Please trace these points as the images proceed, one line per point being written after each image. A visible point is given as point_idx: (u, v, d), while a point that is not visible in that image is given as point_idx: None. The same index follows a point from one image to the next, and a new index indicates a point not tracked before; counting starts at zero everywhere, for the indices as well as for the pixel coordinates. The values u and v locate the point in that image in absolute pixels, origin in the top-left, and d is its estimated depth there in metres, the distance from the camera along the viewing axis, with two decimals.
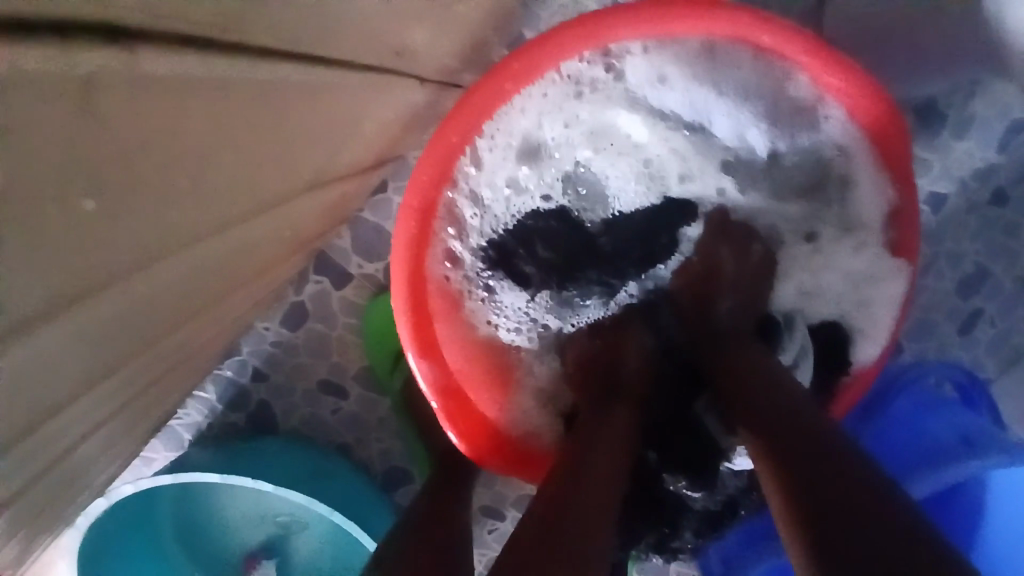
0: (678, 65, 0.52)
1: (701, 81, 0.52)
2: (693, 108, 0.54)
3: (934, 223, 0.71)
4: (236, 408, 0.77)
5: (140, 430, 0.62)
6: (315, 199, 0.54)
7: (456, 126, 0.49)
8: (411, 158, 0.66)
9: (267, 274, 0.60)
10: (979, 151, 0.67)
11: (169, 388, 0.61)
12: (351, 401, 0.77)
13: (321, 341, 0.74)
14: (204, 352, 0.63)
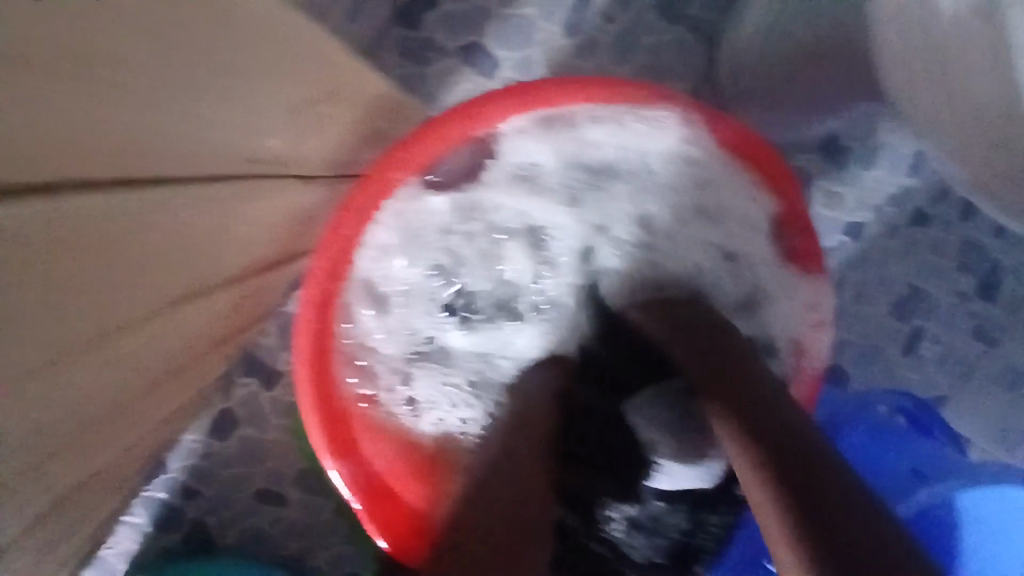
0: (540, 129, 0.54)
1: (566, 136, 0.55)
2: (550, 177, 0.57)
3: (858, 251, 0.72)
4: (168, 530, 0.71)
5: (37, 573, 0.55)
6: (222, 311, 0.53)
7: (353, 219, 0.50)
8: None
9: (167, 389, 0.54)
10: (887, 179, 0.71)
11: (70, 522, 0.55)
12: (292, 507, 0.71)
13: (255, 447, 0.69)
14: (123, 470, 0.59)
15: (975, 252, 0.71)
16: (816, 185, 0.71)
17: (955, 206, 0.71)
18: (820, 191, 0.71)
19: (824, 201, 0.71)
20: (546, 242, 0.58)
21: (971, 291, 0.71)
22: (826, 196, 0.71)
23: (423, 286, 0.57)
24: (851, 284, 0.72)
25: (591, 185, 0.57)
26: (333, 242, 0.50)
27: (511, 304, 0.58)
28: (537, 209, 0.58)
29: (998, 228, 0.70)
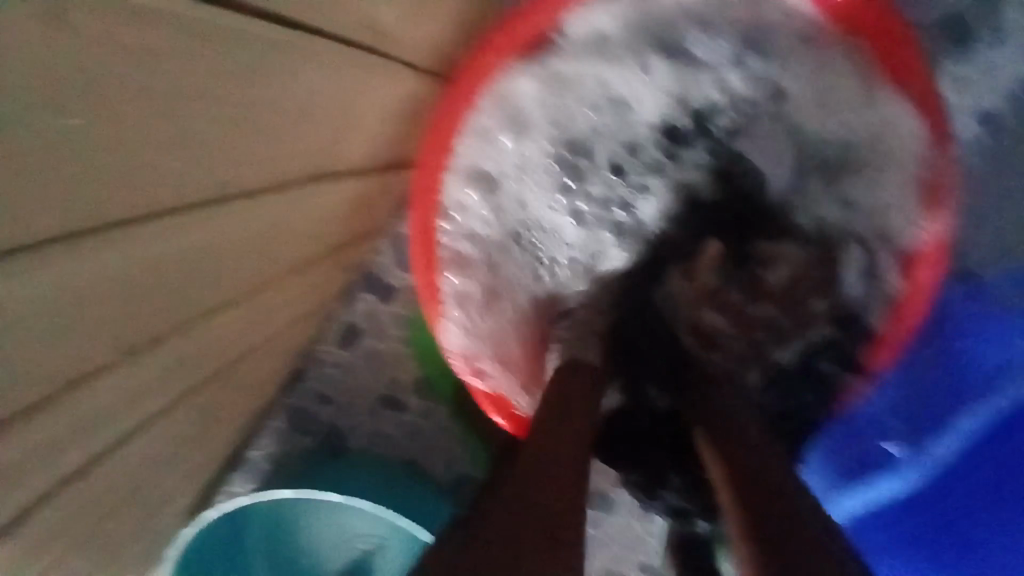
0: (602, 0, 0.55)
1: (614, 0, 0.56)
2: (622, 52, 0.57)
3: (999, 143, 0.64)
4: (306, 432, 0.81)
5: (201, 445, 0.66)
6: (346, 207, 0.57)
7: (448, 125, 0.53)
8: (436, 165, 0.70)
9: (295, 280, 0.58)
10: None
11: (223, 408, 0.64)
12: (410, 413, 0.79)
13: (375, 357, 0.77)
14: (264, 368, 0.68)
15: None
16: (942, 70, 0.65)
17: None
18: (946, 78, 0.65)
19: (950, 89, 0.65)
20: (627, 115, 0.60)
21: None
22: (952, 83, 0.65)
23: (534, 163, 0.60)
24: None
25: (659, 47, 0.57)
26: (438, 142, 0.53)
27: (600, 177, 0.61)
28: (621, 87, 0.59)
29: None
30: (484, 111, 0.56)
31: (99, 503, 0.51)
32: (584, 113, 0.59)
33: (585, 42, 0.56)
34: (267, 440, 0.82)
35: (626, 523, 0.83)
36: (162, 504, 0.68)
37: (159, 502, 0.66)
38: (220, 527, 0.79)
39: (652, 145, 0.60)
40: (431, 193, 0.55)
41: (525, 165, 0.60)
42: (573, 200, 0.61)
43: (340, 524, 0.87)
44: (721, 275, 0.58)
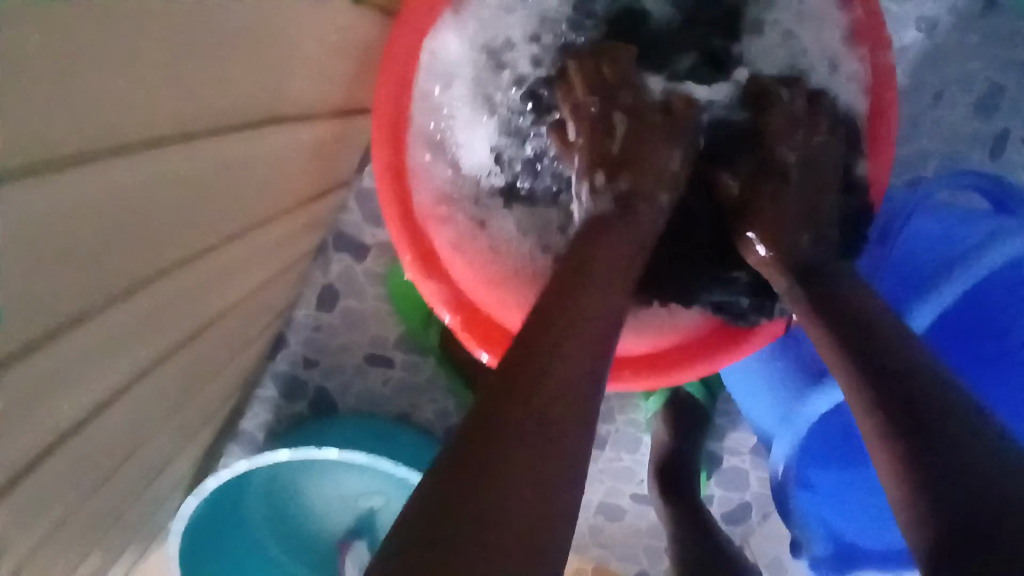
0: None
1: None
2: None
3: (936, 48, 0.68)
4: (295, 397, 0.82)
5: (193, 407, 0.62)
6: (307, 165, 0.55)
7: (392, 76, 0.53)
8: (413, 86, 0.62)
9: (252, 245, 0.53)
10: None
11: (213, 361, 0.60)
12: (399, 367, 0.79)
13: (356, 317, 0.77)
14: (250, 341, 0.68)
15: None
16: None
17: None
18: None
19: None
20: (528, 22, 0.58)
21: None
22: None
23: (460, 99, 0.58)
24: (929, 84, 0.69)
25: None
26: (392, 71, 0.53)
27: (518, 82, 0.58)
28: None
29: None
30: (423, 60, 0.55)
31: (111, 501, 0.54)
32: (513, 20, 0.57)
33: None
34: (257, 409, 0.82)
35: (614, 455, 0.86)
36: (162, 468, 0.65)
37: (165, 485, 0.68)
38: (221, 493, 0.80)
39: (558, 20, 0.58)
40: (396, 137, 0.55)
41: (451, 110, 0.58)
42: (500, 106, 0.58)
43: (337, 484, 0.88)
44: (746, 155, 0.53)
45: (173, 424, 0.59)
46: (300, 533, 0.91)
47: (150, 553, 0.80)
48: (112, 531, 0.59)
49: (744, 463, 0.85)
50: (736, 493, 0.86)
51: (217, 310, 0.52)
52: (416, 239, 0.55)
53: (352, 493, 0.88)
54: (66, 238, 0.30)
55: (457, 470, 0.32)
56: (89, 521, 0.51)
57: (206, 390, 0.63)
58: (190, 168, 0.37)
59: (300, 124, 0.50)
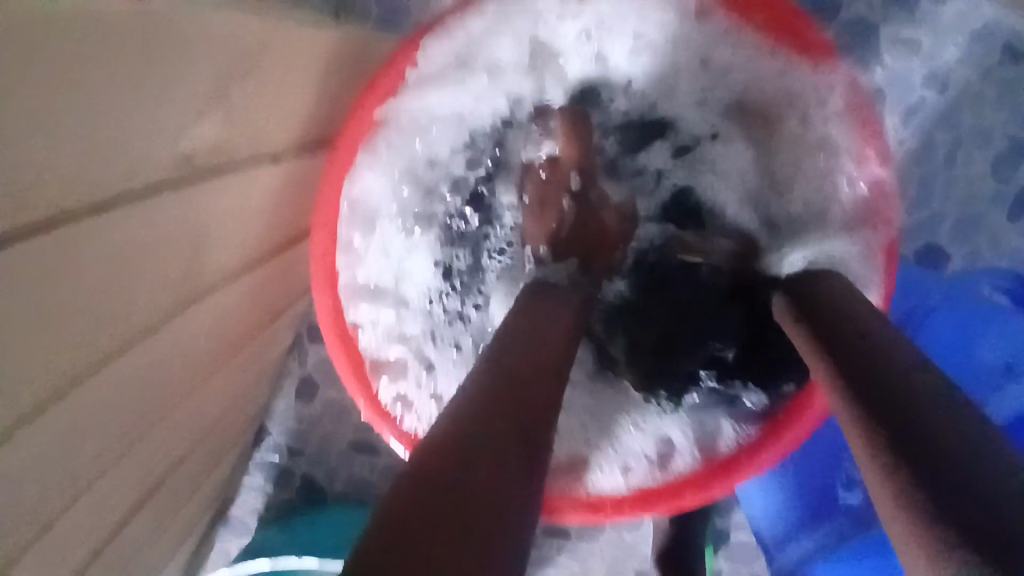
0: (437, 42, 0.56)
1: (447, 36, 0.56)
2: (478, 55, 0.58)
3: (942, 105, 0.63)
4: (283, 485, 0.79)
5: (170, 528, 0.60)
6: (260, 294, 0.54)
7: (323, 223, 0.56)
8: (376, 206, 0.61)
9: (200, 394, 0.50)
10: (955, 34, 0.62)
11: (184, 485, 0.58)
12: (386, 452, 0.77)
13: (339, 405, 0.74)
14: (227, 442, 0.66)
15: None
16: (881, 33, 0.63)
17: None
18: (886, 41, 0.63)
19: (890, 51, 0.63)
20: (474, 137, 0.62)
21: None
22: (892, 45, 0.63)
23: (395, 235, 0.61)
24: (937, 145, 0.64)
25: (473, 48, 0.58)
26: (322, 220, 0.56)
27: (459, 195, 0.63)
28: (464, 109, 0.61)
29: None
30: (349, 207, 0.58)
31: None
32: (440, 152, 0.62)
33: (440, 71, 0.58)
34: (245, 498, 0.80)
35: (616, 531, 0.82)
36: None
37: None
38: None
39: (485, 140, 0.62)
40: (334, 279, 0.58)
41: (386, 248, 0.61)
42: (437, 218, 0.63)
43: None
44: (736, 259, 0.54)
45: (147, 552, 0.57)
46: None
47: None
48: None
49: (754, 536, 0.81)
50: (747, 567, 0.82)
51: (169, 454, 0.50)
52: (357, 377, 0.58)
53: None
54: None
55: (395, 521, 0.28)
56: None
57: (181, 507, 0.61)
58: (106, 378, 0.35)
59: (238, 277, 0.49)
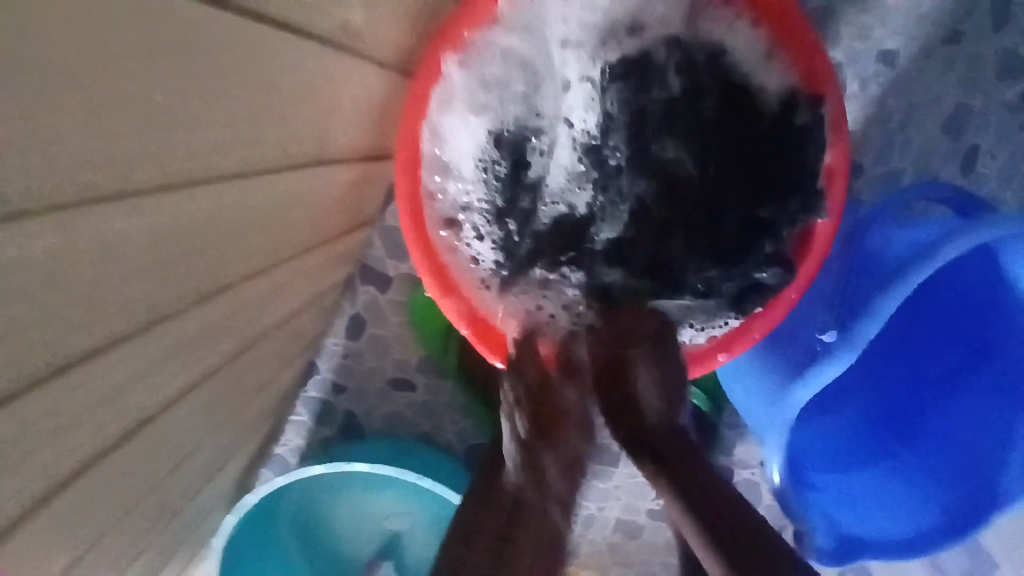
0: None
1: None
2: None
3: (896, 77, 0.73)
4: (326, 422, 0.87)
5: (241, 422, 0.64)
6: (323, 219, 0.58)
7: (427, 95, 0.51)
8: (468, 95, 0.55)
9: (284, 272, 0.54)
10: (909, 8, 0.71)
11: (262, 375, 0.64)
12: (421, 389, 0.86)
13: (381, 341, 0.84)
14: (284, 368, 0.72)
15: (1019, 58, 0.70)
16: (845, 19, 0.72)
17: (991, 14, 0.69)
18: (849, 25, 0.72)
19: (854, 34, 0.72)
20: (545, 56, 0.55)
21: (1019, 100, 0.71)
22: (856, 28, 0.72)
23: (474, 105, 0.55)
24: (893, 110, 0.74)
25: None
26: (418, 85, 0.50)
27: (524, 99, 0.56)
28: (526, 47, 0.54)
29: None
30: (452, 73, 0.52)
31: (155, 518, 0.54)
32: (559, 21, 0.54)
33: None
34: (289, 434, 0.87)
35: (629, 471, 0.90)
36: (210, 481, 0.64)
37: (200, 515, 0.68)
38: (252, 519, 0.84)
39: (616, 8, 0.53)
40: (417, 167, 0.53)
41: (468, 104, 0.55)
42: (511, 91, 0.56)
43: (366, 504, 0.92)
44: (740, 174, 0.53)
45: (217, 438, 0.60)
46: (329, 557, 0.93)
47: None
48: (165, 537, 0.60)
49: (755, 475, 0.88)
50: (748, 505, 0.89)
51: (262, 320, 0.56)
52: (431, 262, 0.56)
53: (380, 512, 0.92)
54: (122, 270, 0.33)
55: None
56: (133, 534, 0.51)
57: (256, 403, 0.67)
58: (237, 203, 0.41)
59: (333, 165, 0.52)
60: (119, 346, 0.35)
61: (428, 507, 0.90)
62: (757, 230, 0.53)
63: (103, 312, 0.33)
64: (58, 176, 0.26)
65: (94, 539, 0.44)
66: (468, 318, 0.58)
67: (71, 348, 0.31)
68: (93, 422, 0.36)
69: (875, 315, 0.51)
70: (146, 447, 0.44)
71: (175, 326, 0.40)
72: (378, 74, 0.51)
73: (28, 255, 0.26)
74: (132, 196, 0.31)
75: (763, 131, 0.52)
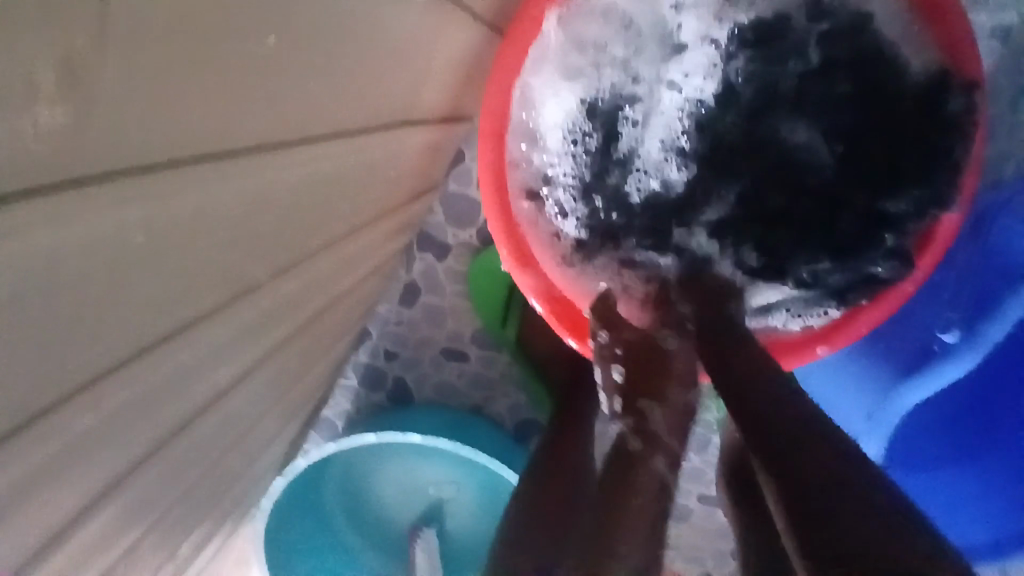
0: None
1: None
2: None
3: (1019, 52, 0.65)
4: (376, 389, 0.86)
5: (298, 391, 0.62)
6: (395, 185, 0.54)
7: (517, 55, 0.50)
8: (564, 60, 0.54)
9: (353, 239, 0.51)
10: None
11: (321, 344, 0.61)
12: (474, 361, 0.83)
13: (435, 311, 0.82)
14: (342, 335, 0.70)
15: None
16: None
17: None
18: None
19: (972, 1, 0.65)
20: (658, 28, 0.53)
21: None
22: None
23: (573, 71, 0.54)
24: (1009, 90, 0.66)
25: None
26: (517, 43, 0.50)
27: (625, 70, 0.54)
28: (631, 4, 0.53)
29: None
30: (552, 32, 0.52)
31: (215, 487, 0.52)
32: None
33: None
34: (338, 399, 0.85)
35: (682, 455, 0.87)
36: (267, 447, 0.63)
37: (255, 480, 0.66)
38: (301, 482, 0.83)
39: None
40: (502, 132, 0.53)
41: (567, 69, 0.54)
42: (615, 60, 0.54)
43: (411, 471, 0.91)
44: (862, 164, 0.50)
45: (278, 408, 0.58)
46: (373, 520, 0.93)
47: (236, 536, 0.82)
48: (223, 505, 0.59)
49: None
50: None
51: (329, 289, 0.53)
52: (509, 229, 0.55)
53: (424, 480, 0.91)
54: (211, 240, 0.30)
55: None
56: (196, 504, 0.49)
57: (313, 372, 0.64)
58: (319, 171, 0.37)
59: (414, 126, 0.48)
60: (199, 320, 0.32)
61: (474, 479, 0.89)
62: (877, 225, 0.50)
63: (189, 285, 0.30)
64: (148, 133, 0.22)
65: (160, 514, 0.42)
66: (548, 295, 0.56)
67: (151, 324, 0.29)
68: (168, 400, 0.34)
69: (1002, 318, 0.50)
70: (214, 422, 0.42)
71: (250, 300, 0.37)
72: (469, 27, 0.47)
73: (111, 223, 0.23)
74: (226, 158, 0.27)
75: (903, 119, 0.49)
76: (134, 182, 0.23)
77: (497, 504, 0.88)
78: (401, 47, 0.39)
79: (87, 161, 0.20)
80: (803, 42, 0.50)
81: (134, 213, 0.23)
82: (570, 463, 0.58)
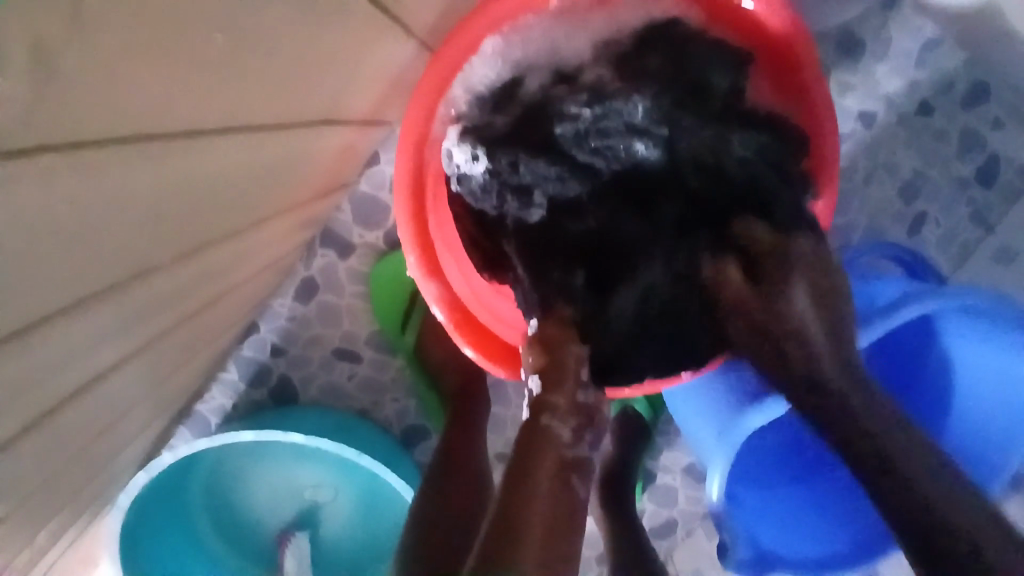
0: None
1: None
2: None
3: (869, 138, 0.77)
4: (259, 385, 0.82)
5: (174, 384, 0.59)
6: (307, 181, 0.54)
7: (442, 68, 0.53)
8: (489, 65, 0.55)
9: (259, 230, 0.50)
10: (890, 73, 0.75)
11: (206, 335, 0.59)
12: (366, 364, 0.83)
13: (331, 310, 0.81)
14: (230, 327, 0.67)
15: (975, 141, 0.75)
16: (832, 75, 0.76)
17: (958, 98, 0.75)
18: (834, 81, 0.76)
19: (837, 90, 0.76)
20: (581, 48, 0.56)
21: (969, 178, 0.76)
22: (840, 85, 0.76)
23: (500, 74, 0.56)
24: (859, 167, 0.78)
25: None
26: (443, 61, 0.53)
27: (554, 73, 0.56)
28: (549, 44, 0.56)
29: (996, 120, 0.74)
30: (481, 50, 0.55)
31: (74, 479, 0.48)
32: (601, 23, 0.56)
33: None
34: (214, 393, 0.81)
35: None
36: (133, 441, 0.59)
37: (116, 475, 0.62)
38: (165, 478, 0.78)
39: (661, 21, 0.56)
40: (422, 142, 0.56)
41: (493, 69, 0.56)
42: (539, 66, 0.56)
43: (287, 472, 0.88)
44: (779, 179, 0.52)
45: (152, 397, 0.55)
46: (240, 520, 0.89)
47: (82, 534, 0.75)
48: (78, 499, 0.54)
49: (675, 482, 0.93)
50: (664, 510, 0.94)
51: (225, 278, 0.51)
52: (421, 235, 0.57)
53: (300, 482, 0.88)
54: (122, 221, 0.29)
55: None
56: (51, 494, 0.46)
57: (192, 364, 0.61)
58: (237, 160, 0.37)
59: (336, 126, 0.49)
60: (95, 299, 0.31)
61: (355, 482, 0.87)
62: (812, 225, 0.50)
63: (92, 265, 0.29)
64: (84, 114, 0.22)
65: (12, 505, 0.38)
66: (451, 304, 0.59)
67: (50, 301, 0.27)
68: (44, 384, 0.32)
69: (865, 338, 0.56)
70: (86, 407, 0.39)
71: (145, 283, 0.36)
72: (400, 41, 0.48)
73: (33, 201, 0.22)
74: (156, 142, 0.27)
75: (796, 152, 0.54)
76: (63, 162, 0.22)
77: (378, 508, 0.88)
78: (333, 55, 0.39)
79: (22, 137, 0.20)
80: (714, 63, 0.54)
81: (59, 191, 0.23)
82: (456, 467, 0.60)
